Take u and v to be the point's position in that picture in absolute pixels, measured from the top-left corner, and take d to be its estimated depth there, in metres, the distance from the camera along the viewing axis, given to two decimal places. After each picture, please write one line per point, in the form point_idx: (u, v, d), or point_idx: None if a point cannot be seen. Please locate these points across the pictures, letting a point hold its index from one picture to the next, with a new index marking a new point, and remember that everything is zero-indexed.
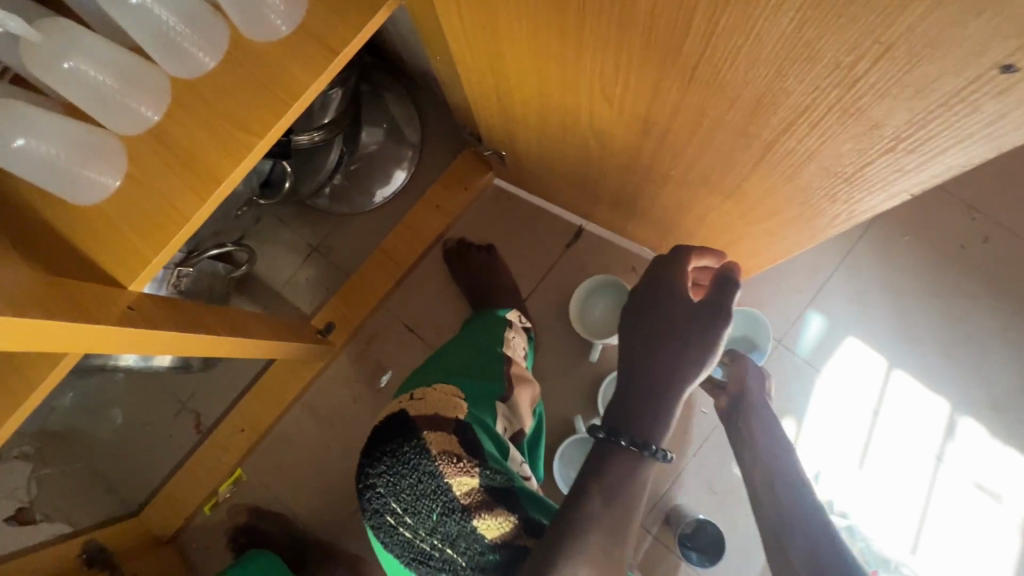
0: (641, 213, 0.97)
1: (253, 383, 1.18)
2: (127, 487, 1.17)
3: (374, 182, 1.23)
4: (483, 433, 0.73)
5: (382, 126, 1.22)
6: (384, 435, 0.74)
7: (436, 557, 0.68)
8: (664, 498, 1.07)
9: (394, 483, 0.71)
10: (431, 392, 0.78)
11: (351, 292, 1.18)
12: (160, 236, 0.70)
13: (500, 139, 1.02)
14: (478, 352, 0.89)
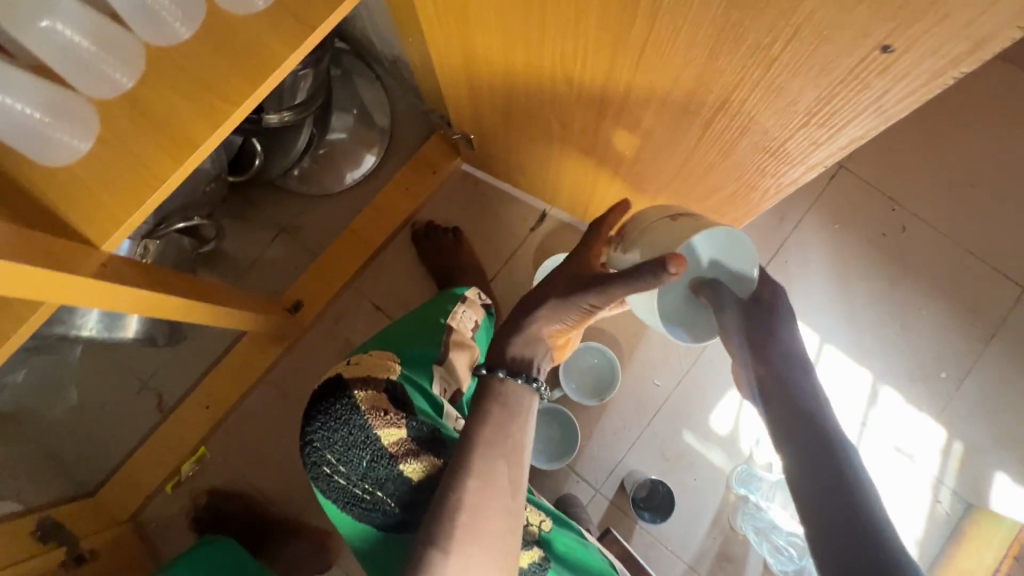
0: (597, 196, 1.02)
1: (218, 362, 1.20)
2: (87, 467, 1.17)
3: (343, 165, 1.25)
4: (413, 393, 0.78)
5: (352, 112, 1.23)
6: (318, 395, 0.77)
7: (367, 500, 0.72)
8: (619, 465, 1.13)
9: (327, 436, 0.74)
10: (367, 356, 0.81)
11: (317, 271, 1.20)
12: (134, 199, 0.73)
13: (465, 121, 1.05)
14: (421, 320, 0.91)
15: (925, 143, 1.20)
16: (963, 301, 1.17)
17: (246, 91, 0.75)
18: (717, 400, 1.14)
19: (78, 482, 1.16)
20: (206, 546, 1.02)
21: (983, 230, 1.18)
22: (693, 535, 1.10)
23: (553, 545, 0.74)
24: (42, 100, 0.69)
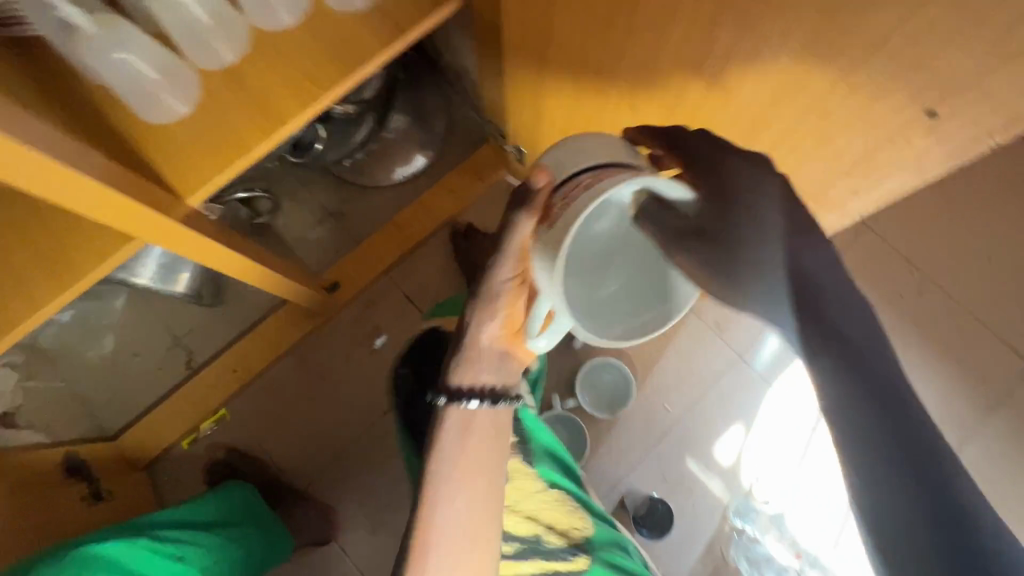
0: None
1: (250, 329, 1.24)
2: (111, 412, 1.22)
3: (395, 161, 1.31)
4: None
5: (410, 113, 1.27)
6: (428, 342, 1.01)
7: None
8: (622, 481, 1.16)
9: None
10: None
11: (359, 256, 1.27)
12: (223, 162, 0.80)
13: (521, 135, 1.11)
14: None
15: (948, 214, 1.26)
16: (972, 369, 1.20)
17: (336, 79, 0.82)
18: (721, 432, 1.18)
19: (101, 425, 1.20)
20: (215, 493, 1.01)
21: (997, 304, 1.22)
22: (686, 557, 1.13)
23: (595, 544, 0.90)
24: (155, 61, 0.75)
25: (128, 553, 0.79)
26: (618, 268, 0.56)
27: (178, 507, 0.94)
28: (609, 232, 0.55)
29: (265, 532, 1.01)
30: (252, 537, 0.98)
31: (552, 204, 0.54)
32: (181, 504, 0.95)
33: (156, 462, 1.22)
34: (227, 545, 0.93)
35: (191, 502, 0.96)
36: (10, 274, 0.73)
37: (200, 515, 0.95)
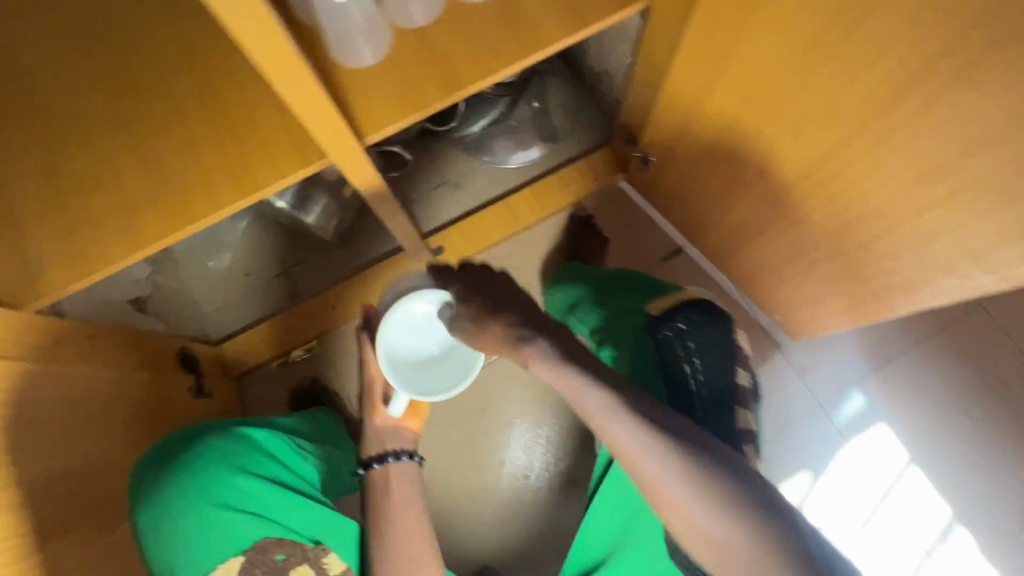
0: (750, 247, 1.08)
1: (354, 274, 1.31)
2: (215, 321, 1.31)
3: (511, 147, 1.36)
4: (620, 338, 0.87)
5: (537, 104, 1.33)
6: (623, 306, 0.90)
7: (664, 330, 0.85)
8: None
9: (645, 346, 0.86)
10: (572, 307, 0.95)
11: (467, 227, 1.33)
12: (402, 112, 0.86)
13: (655, 142, 1.14)
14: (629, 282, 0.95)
15: None
16: None
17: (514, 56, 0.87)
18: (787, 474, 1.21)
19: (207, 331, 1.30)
20: (319, 414, 1.12)
21: None
22: None
23: None
24: (369, 11, 0.79)
25: (270, 443, 0.94)
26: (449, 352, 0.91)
27: (294, 418, 1.07)
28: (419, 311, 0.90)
29: (354, 464, 1.06)
30: (345, 461, 1.05)
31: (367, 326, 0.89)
32: (295, 416, 1.08)
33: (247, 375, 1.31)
34: (332, 462, 1.01)
35: (303, 417, 1.08)
36: (199, 173, 0.83)
37: (311, 430, 1.06)
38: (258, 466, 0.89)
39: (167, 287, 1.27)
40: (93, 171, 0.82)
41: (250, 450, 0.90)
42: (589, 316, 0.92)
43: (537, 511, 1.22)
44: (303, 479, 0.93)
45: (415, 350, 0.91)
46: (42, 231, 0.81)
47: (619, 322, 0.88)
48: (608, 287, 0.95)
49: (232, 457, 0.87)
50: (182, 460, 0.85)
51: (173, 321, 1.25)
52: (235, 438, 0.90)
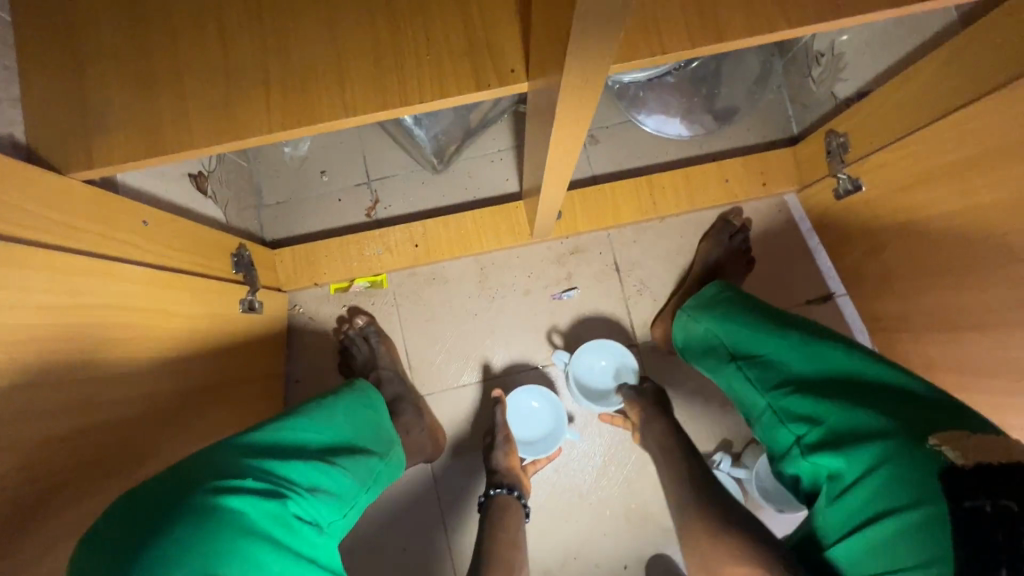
0: (943, 335, 0.87)
1: (448, 211, 1.11)
2: (277, 218, 1.13)
3: (660, 111, 1.08)
4: (863, 492, 0.53)
5: (720, 71, 1.04)
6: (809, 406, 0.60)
7: (896, 476, 0.51)
8: None
9: (865, 490, 0.53)
10: (771, 407, 0.65)
11: (595, 195, 1.09)
12: (648, 50, 0.58)
13: (880, 169, 0.89)
14: (821, 361, 0.63)
15: None
16: None
17: (815, 16, 0.59)
18: None
19: (263, 226, 1.13)
20: (343, 399, 0.79)
21: None
22: None
23: None
24: None
25: (268, 517, 0.54)
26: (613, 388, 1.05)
27: (298, 420, 0.71)
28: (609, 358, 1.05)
29: (390, 461, 0.81)
30: (378, 467, 0.77)
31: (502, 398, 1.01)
32: (300, 412, 0.72)
33: (298, 293, 1.12)
34: (358, 484, 0.71)
35: (312, 412, 0.73)
36: (333, 56, 0.60)
37: (340, 429, 0.75)
38: (263, 565, 0.50)
39: (233, 161, 1.08)
40: (196, 17, 0.60)
41: (246, 538, 0.50)
42: (799, 434, 0.60)
43: (580, 541, 1.05)
44: (321, 557, 0.57)
45: (592, 380, 1.05)
46: (116, 78, 0.60)
47: (858, 464, 0.54)
48: (829, 388, 0.61)
49: (218, 559, 0.47)
50: (125, 567, 0.46)
51: (231, 199, 1.05)
52: (213, 518, 0.50)
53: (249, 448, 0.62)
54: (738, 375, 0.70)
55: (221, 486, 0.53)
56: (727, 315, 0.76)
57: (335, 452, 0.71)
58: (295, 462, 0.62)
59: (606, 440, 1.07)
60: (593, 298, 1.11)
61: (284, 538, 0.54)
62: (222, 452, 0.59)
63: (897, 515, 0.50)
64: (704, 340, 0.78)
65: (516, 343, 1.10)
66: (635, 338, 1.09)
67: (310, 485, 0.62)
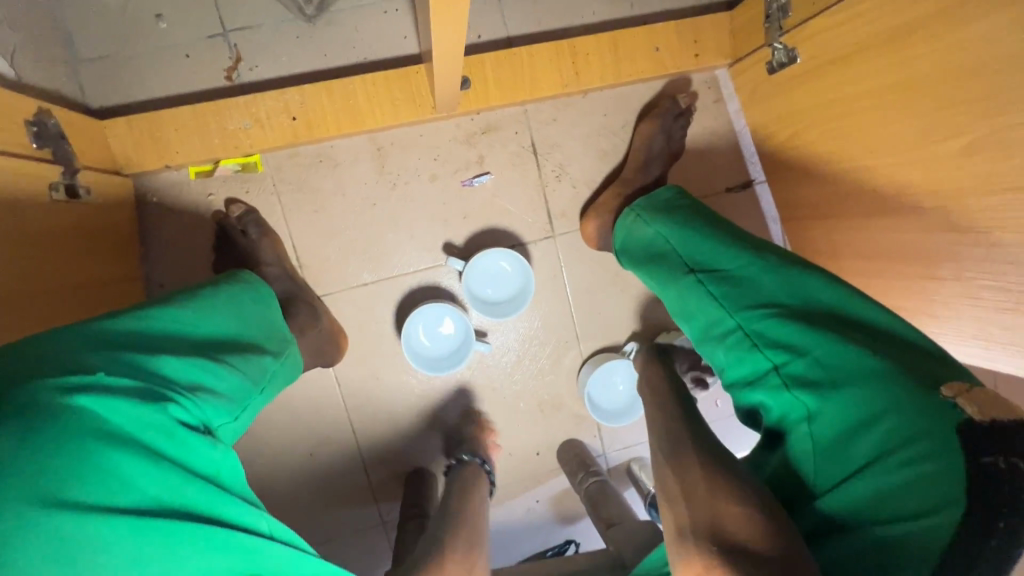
0: (853, 221, 0.86)
1: (332, 77, 0.91)
2: (101, 77, 0.87)
3: None
4: (855, 432, 0.49)
5: None
6: (790, 337, 0.56)
7: (897, 419, 0.47)
8: (622, 462, 1.09)
9: (860, 432, 0.49)
10: (744, 331, 0.60)
11: (509, 61, 0.93)
12: None
13: (816, 36, 0.80)
14: (808, 294, 0.59)
15: None
16: None
17: None
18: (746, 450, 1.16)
19: (83, 89, 0.87)
20: (229, 293, 0.66)
21: None
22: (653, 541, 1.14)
23: None
24: None
25: (145, 424, 0.43)
26: (511, 291, 0.99)
27: (180, 310, 0.59)
28: (504, 263, 0.97)
29: (287, 361, 0.71)
30: (273, 367, 0.67)
31: (431, 319, 0.97)
32: (181, 302, 0.60)
33: (147, 177, 0.91)
34: (251, 383, 0.61)
35: (196, 303, 0.61)
36: None
37: (225, 321, 0.63)
38: (126, 482, 0.40)
39: None
40: None
41: (106, 449, 0.40)
42: (778, 364, 0.56)
43: (494, 433, 1.05)
44: (225, 468, 0.49)
45: (489, 289, 0.99)
46: None
47: (846, 401, 0.50)
48: (813, 320, 0.57)
49: (62, 479, 0.37)
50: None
51: (21, 45, 0.77)
52: (56, 424, 0.39)
53: (111, 338, 0.50)
54: (703, 290, 0.65)
55: (70, 385, 0.42)
56: (694, 232, 0.71)
57: (223, 348, 0.60)
58: (172, 357, 0.52)
59: (521, 337, 1.03)
60: (507, 185, 0.99)
61: (162, 449, 0.44)
62: (75, 342, 0.48)
63: (886, 461, 0.46)
64: (665, 249, 0.73)
65: (422, 237, 0.98)
66: (552, 230, 1.01)
67: (191, 384, 0.52)
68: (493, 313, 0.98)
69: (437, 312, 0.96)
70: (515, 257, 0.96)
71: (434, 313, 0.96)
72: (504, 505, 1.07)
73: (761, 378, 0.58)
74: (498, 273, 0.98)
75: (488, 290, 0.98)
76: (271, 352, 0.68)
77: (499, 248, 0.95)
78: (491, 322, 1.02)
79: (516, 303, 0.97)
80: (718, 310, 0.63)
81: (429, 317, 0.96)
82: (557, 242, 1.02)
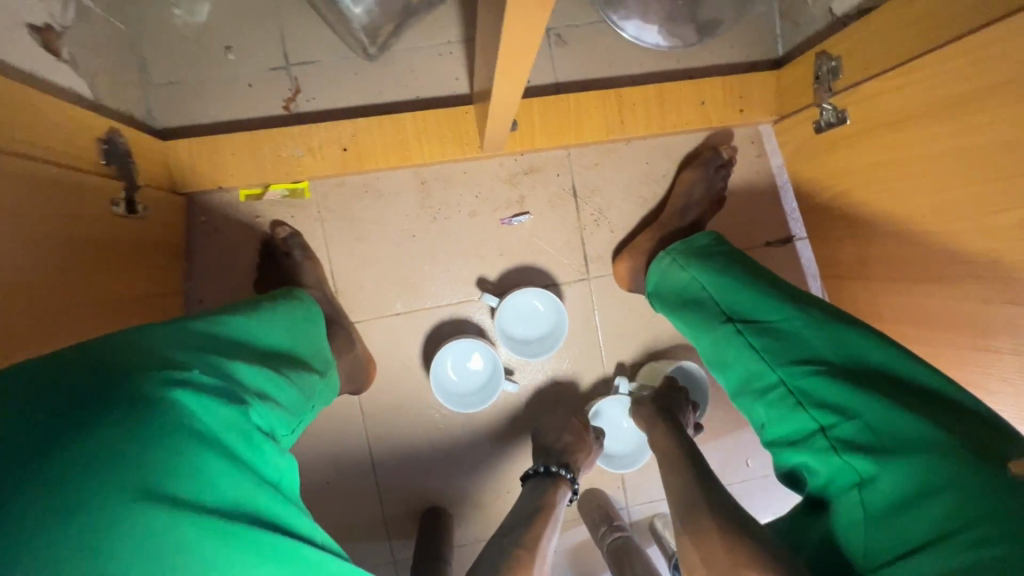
0: (902, 285, 0.84)
1: (384, 112, 0.94)
2: (169, 102, 0.92)
3: (640, 13, 0.94)
4: (912, 504, 0.46)
5: None
6: (836, 395, 0.53)
7: (962, 494, 0.44)
8: (645, 518, 1.04)
9: (918, 505, 0.46)
10: (787, 387, 0.57)
11: (556, 107, 0.95)
12: None
13: (867, 100, 0.80)
14: (855, 350, 0.56)
15: None
16: None
17: None
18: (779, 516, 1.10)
19: (151, 112, 0.91)
20: (288, 309, 0.70)
21: None
22: None
23: None
24: None
25: (227, 426, 0.47)
26: (544, 328, 0.98)
27: (247, 321, 0.62)
28: (537, 301, 0.97)
29: (329, 382, 0.73)
30: (320, 386, 0.69)
31: (460, 354, 0.96)
32: (247, 314, 0.63)
33: (199, 197, 0.94)
34: (305, 399, 0.64)
35: (260, 315, 0.65)
36: None
37: (281, 336, 0.66)
38: (212, 481, 0.43)
39: (103, 20, 0.84)
40: None
41: (197, 447, 0.43)
42: (825, 424, 0.53)
43: (512, 476, 1.02)
44: (284, 476, 0.52)
45: (521, 326, 0.98)
46: None
47: (901, 470, 0.47)
48: (863, 378, 0.54)
49: (155, 473, 0.40)
50: (51, 465, 0.38)
51: (102, 69, 0.82)
52: (155, 419, 0.42)
53: (191, 340, 0.53)
54: (742, 341, 0.62)
55: (171, 378, 0.46)
56: (729, 278, 0.68)
57: (280, 361, 0.63)
58: (243, 364, 0.55)
59: (548, 378, 1.02)
60: (545, 225, 1.00)
61: (240, 452, 0.47)
62: (165, 336, 0.51)
63: (951, 539, 0.43)
64: (701, 295, 0.70)
65: (457, 271, 0.99)
66: (588, 272, 1.01)
67: (260, 391, 0.55)
68: (525, 351, 0.97)
69: (463, 347, 0.95)
70: (546, 296, 0.95)
71: (459, 348, 0.95)
72: None
73: (806, 437, 0.55)
74: (531, 311, 0.97)
75: (520, 327, 0.98)
76: (320, 372, 0.70)
77: (529, 288, 0.95)
78: (520, 361, 1.01)
79: (550, 342, 0.97)
80: (758, 364, 0.60)
81: (456, 352, 0.95)
82: (593, 285, 1.01)
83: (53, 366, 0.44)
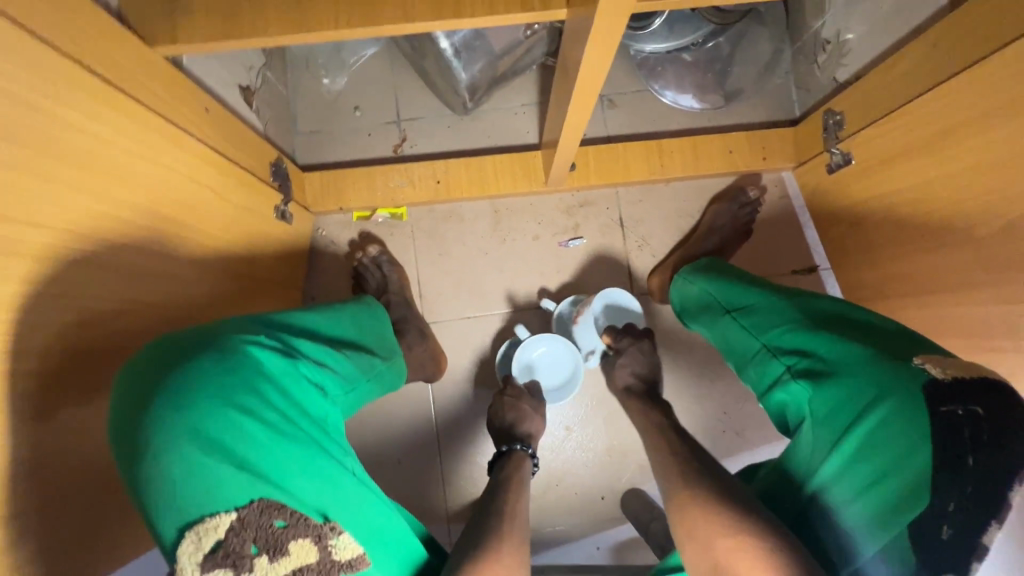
0: (911, 300, 0.96)
1: (470, 155, 1.19)
2: (309, 145, 1.20)
3: (675, 85, 1.19)
4: (847, 407, 0.61)
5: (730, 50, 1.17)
6: (794, 341, 0.70)
7: (877, 390, 0.59)
8: None
9: (851, 402, 0.60)
10: (767, 347, 0.73)
11: (608, 153, 1.16)
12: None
13: (868, 145, 0.98)
14: (807, 306, 0.72)
15: None
16: None
17: None
18: None
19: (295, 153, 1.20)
20: (355, 309, 0.86)
21: None
22: None
23: None
24: None
25: (282, 372, 0.61)
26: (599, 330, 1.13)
27: (318, 315, 0.78)
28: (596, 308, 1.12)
29: (391, 366, 0.88)
30: (379, 367, 0.84)
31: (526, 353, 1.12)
32: (321, 310, 0.79)
33: (322, 217, 1.19)
34: (359, 372, 0.78)
35: (329, 310, 0.81)
36: None
37: (344, 322, 0.82)
38: (274, 404, 0.58)
39: (274, 86, 1.14)
40: None
41: (259, 381, 0.58)
42: (791, 364, 0.69)
43: (561, 468, 1.13)
44: (326, 419, 0.65)
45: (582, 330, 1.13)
46: None
47: (838, 386, 0.62)
48: (816, 324, 0.69)
49: (234, 395, 0.55)
50: (165, 390, 0.53)
51: (271, 119, 1.12)
52: (228, 362, 0.57)
53: (267, 321, 0.68)
54: (736, 324, 0.79)
55: (244, 338, 0.61)
56: (721, 280, 0.86)
57: (345, 344, 0.79)
58: (306, 341, 0.69)
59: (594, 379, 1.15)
60: (596, 248, 1.19)
61: (290, 391, 0.61)
62: (243, 319, 0.66)
63: (865, 418, 0.59)
64: (709, 301, 0.87)
65: (521, 284, 1.18)
66: (632, 290, 1.18)
67: (318, 360, 0.69)
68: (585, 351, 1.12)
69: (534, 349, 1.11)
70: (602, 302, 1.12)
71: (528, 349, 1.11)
72: (564, 547, 1.11)
73: (782, 379, 0.70)
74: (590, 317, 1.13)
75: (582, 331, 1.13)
76: (379, 354, 0.85)
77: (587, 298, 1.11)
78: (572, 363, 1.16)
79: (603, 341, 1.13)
80: (747, 338, 0.77)
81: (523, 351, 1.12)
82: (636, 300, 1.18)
83: (168, 338, 0.59)
